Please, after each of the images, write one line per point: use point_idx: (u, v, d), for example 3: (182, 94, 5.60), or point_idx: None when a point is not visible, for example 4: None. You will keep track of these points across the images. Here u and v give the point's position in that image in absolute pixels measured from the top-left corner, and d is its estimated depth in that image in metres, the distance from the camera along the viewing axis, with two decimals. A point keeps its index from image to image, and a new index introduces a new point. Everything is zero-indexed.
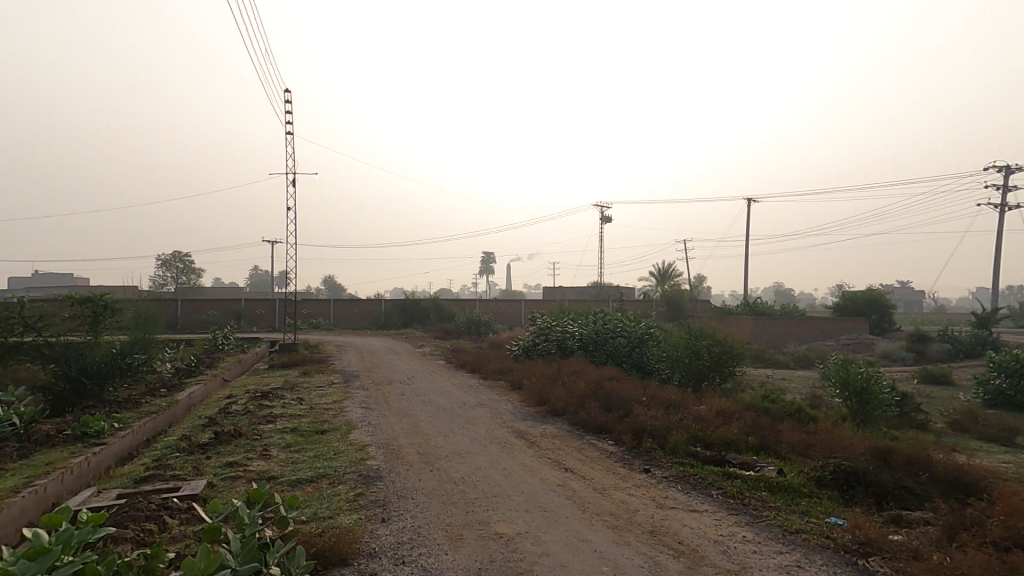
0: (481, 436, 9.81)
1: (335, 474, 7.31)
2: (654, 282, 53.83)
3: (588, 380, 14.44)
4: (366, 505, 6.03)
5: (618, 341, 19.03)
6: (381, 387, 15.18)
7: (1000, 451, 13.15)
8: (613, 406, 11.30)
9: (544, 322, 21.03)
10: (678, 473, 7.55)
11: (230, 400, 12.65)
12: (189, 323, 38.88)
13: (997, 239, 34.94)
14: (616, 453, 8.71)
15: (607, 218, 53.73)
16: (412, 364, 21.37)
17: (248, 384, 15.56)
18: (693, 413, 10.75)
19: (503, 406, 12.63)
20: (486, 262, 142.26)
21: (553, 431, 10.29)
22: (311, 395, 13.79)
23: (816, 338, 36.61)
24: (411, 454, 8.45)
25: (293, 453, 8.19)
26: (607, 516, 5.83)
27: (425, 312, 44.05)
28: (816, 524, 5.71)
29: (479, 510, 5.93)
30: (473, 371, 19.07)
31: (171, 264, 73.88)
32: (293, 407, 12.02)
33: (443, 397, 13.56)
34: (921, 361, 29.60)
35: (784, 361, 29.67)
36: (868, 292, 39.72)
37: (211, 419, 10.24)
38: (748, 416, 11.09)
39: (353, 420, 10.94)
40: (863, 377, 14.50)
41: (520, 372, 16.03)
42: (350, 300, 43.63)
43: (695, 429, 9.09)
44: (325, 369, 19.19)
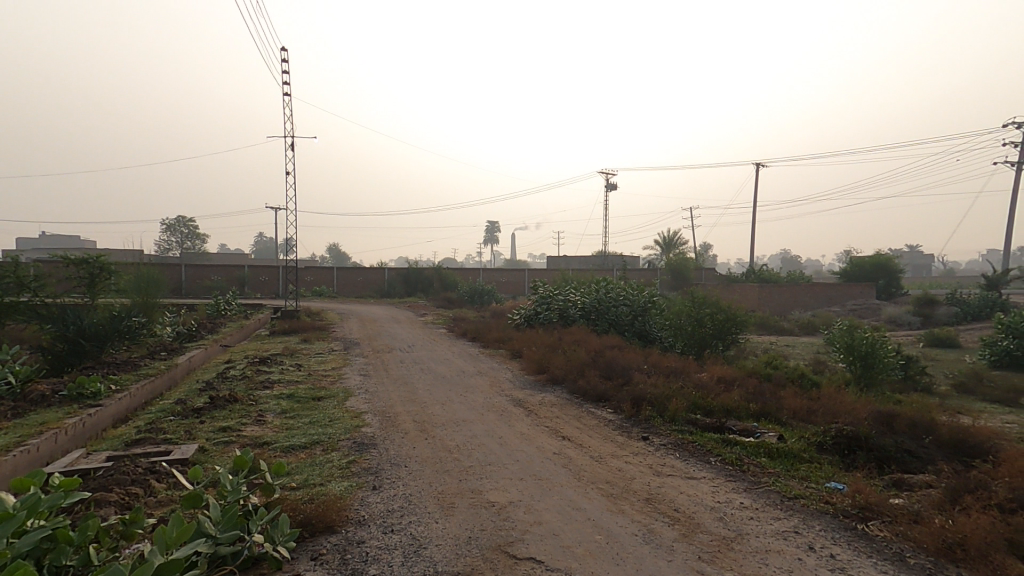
0: (479, 403, 9.74)
1: (328, 440, 7.24)
2: (659, 250, 53.37)
3: (589, 348, 14.30)
4: (357, 473, 5.94)
5: (621, 309, 18.85)
6: (380, 356, 15.10)
7: (1005, 412, 13.02)
8: (612, 375, 11.19)
9: (546, 290, 20.84)
10: (676, 441, 7.43)
11: (228, 365, 12.61)
12: (193, 289, 38.98)
13: (1010, 199, 34.24)
14: (614, 422, 8.60)
15: (612, 185, 52.94)
16: (413, 332, 21.33)
17: (248, 350, 15.54)
18: (694, 380, 10.63)
19: (503, 374, 12.56)
20: (490, 231, 141.28)
21: (552, 399, 10.23)
22: (310, 362, 13.75)
23: (821, 304, 36.35)
24: (408, 421, 8.37)
25: (289, 419, 8.13)
26: (602, 484, 5.72)
27: (429, 281, 43.96)
28: (816, 490, 5.59)
29: (473, 478, 5.85)
30: (474, 339, 19.01)
31: (176, 230, 73.83)
32: (291, 373, 11.98)
33: (442, 366, 13.49)
34: (928, 325, 29.35)
35: (788, 328, 29.50)
36: (875, 257, 39.18)
37: (209, 384, 10.20)
38: (750, 383, 10.95)
39: (351, 387, 10.88)
40: (867, 341, 14.31)
41: (521, 341, 15.94)
42: (353, 268, 43.48)
43: (695, 397, 8.97)
44: (326, 336, 19.18)
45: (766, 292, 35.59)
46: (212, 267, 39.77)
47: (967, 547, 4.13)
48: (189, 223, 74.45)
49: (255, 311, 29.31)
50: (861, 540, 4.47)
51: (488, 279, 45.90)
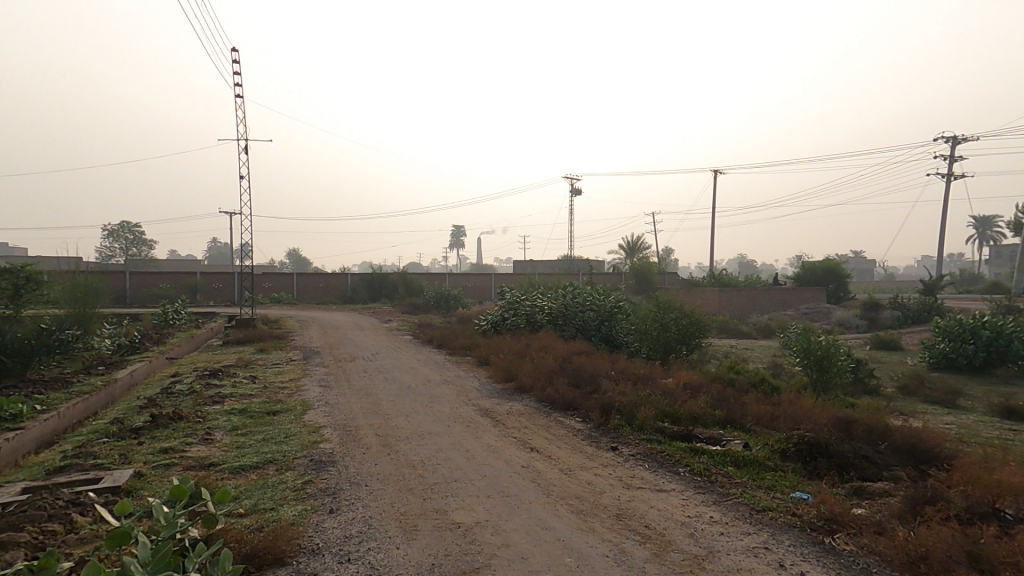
0: (444, 415, 9.44)
1: (283, 458, 6.81)
2: (623, 255, 54.16)
3: (556, 355, 14.18)
4: (313, 494, 5.57)
5: (588, 314, 18.86)
6: (342, 365, 14.56)
7: (946, 413, 13.64)
8: (580, 383, 11.08)
9: (513, 296, 20.65)
10: (645, 451, 7.35)
11: (174, 379, 11.86)
12: (139, 297, 36.94)
13: (945, 208, 36.32)
14: (582, 432, 8.47)
15: (577, 191, 53.48)
16: (377, 339, 20.75)
17: (198, 361, 14.72)
18: (660, 387, 10.64)
19: (469, 383, 12.27)
20: (456, 235, 140.47)
21: (520, 409, 10.03)
22: (266, 373, 13.11)
23: (777, 308, 37.63)
24: (370, 435, 7.99)
25: (239, 437, 7.62)
26: (572, 500, 5.54)
27: (393, 286, 43.12)
28: (783, 500, 5.57)
29: (437, 497, 5.56)
30: (440, 346, 18.64)
31: (121, 234, 69.92)
32: (244, 386, 11.35)
33: (406, 375, 13.09)
34: (874, 328, 30.75)
35: (747, 331, 30.35)
36: (825, 262, 40.88)
37: (152, 400, 9.51)
38: (715, 388, 11.05)
39: (309, 400, 10.38)
40: (822, 346, 14.74)
41: (487, 348, 15.70)
42: (314, 273, 42.20)
43: (663, 405, 8.95)
44: (284, 345, 18.42)
45: (726, 296, 36.59)
46: (161, 273, 37.83)
47: (931, 560, 4.14)
48: (134, 227, 70.86)
49: (208, 318, 27.99)
50: (829, 556, 4.44)
51: (454, 284, 45.43)
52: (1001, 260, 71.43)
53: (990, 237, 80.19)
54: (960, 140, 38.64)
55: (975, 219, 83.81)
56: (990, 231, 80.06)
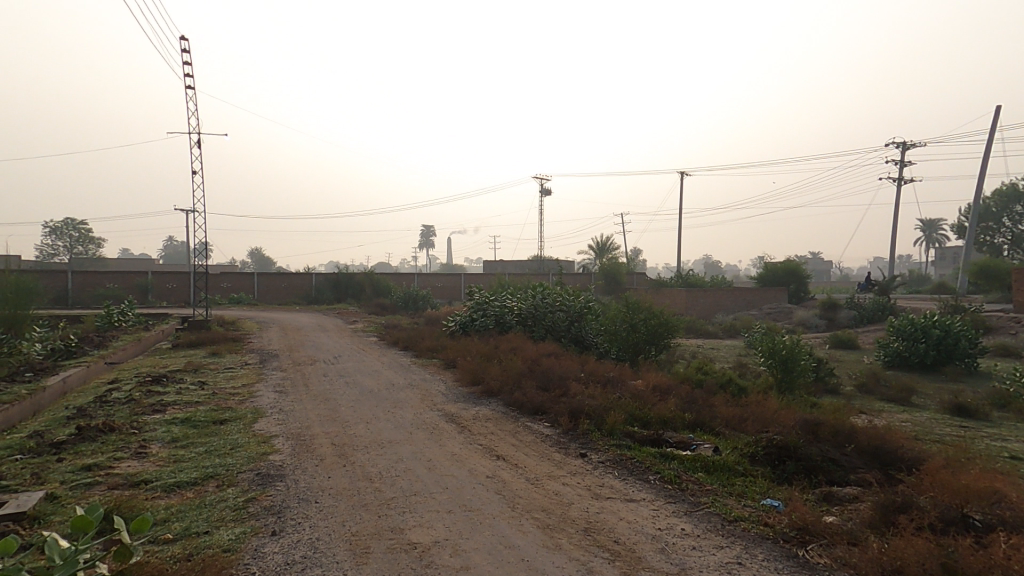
0: (407, 421, 8.99)
1: (225, 473, 6.27)
2: (593, 256, 54.48)
3: (524, 356, 13.88)
4: (255, 514, 5.07)
5: (557, 315, 18.63)
6: (301, 369, 13.87)
7: (902, 411, 13.98)
8: (549, 385, 10.80)
9: (481, 296, 20.23)
10: (614, 457, 7.12)
11: (112, 386, 11.03)
12: (83, 298, 34.80)
13: (895, 212, 37.91)
14: (551, 437, 8.19)
15: (546, 191, 53.49)
16: (340, 341, 20.01)
17: (141, 367, 13.78)
18: (630, 389, 10.47)
19: (434, 386, 11.83)
20: (425, 235, 138.95)
21: (486, 413, 9.68)
22: (217, 379, 12.36)
23: (741, 308, 38.43)
24: (325, 445, 7.49)
25: (178, 450, 7.04)
26: (538, 513, 5.22)
27: (359, 286, 42.07)
28: (754, 509, 5.40)
29: (394, 513, 5.14)
30: (406, 348, 18.08)
31: (66, 233, 66.02)
32: (191, 393, 10.62)
33: (368, 378, 12.55)
34: (831, 328, 31.69)
35: (712, 332, 30.83)
36: (786, 263, 41.99)
37: (82, 411, 8.76)
38: (684, 390, 10.96)
39: (261, 407, 9.77)
40: (785, 346, 14.91)
41: (454, 350, 15.26)
42: (276, 273, 40.74)
43: (632, 409, 8.75)
44: (240, 348, 17.53)
45: (692, 296, 37.11)
46: (108, 273, 35.78)
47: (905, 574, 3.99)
48: (80, 225, 67.07)
49: (159, 321, 26.55)
50: (804, 570, 4.25)
51: (423, 284, 44.68)
52: (947, 263, 75.26)
53: (936, 241, 84.50)
54: (909, 146, 40.38)
55: (923, 224, 88.28)
56: (936, 235, 84.32)
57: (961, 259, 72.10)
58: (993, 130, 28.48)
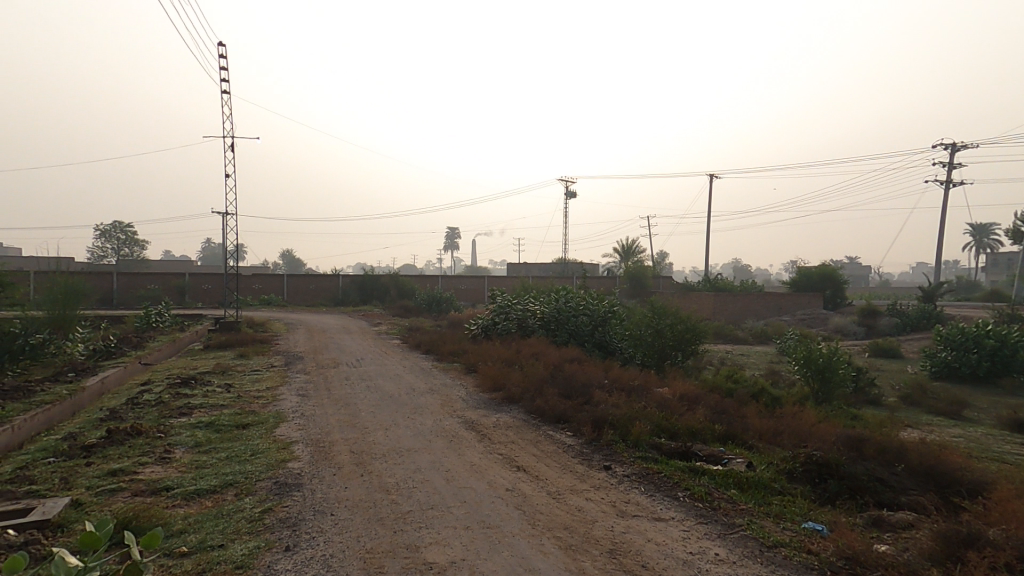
0: (427, 428, 8.85)
1: (244, 480, 6.23)
2: (619, 258, 53.76)
3: (548, 362, 13.63)
4: (271, 527, 4.98)
5: (581, 319, 18.30)
6: (324, 371, 13.93)
7: (951, 426, 13.19)
8: (572, 394, 10.53)
9: (504, 300, 20.03)
10: (641, 471, 6.82)
11: (143, 387, 11.24)
12: (126, 298, 36.13)
13: (941, 215, 36.21)
14: (574, 447, 7.94)
15: (572, 193, 53.13)
16: (364, 344, 20.09)
17: (173, 368, 14.06)
18: (656, 398, 10.12)
19: (456, 392, 11.69)
20: (450, 237, 139.87)
21: (507, 421, 9.48)
22: (243, 381, 12.50)
23: (773, 313, 37.27)
24: (344, 452, 7.40)
25: (201, 455, 7.05)
26: (560, 532, 4.99)
27: (385, 289, 42.46)
28: (793, 533, 5.05)
29: (410, 529, 4.98)
30: (428, 351, 18.03)
31: (112, 235, 68.71)
32: (217, 395, 10.73)
33: (390, 382, 12.49)
34: (871, 335, 30.40)
35: (743, 337, 29.96)
36: (822, 267, 40.56)
37: (113, 412, 8.92)
38: (714, 400, 10.56)
39: (284, 411, 9.78)
40: (822, 355, 14.26)
41: (476, 354, 15.11)
42: (305, 275, 41.45)
43: (659, 419, 8.42)
44: (267, 350, 17.78)
45: (721, 300, 36.16)
46: (147, 275, 36.98)
47: None
48: (124, 228, 69.77)
49: (192, 321, 27.25)
50: None
51: (448, 287, 44.81)
52: (996, 268, 71.53)
53: (985, 244, 80.52)
54: (957, 146, 38.54)
55: (969, 226, 84.43)
56: (984, 239, 80.36)
57: (1015, 265, 68.59)
58: None
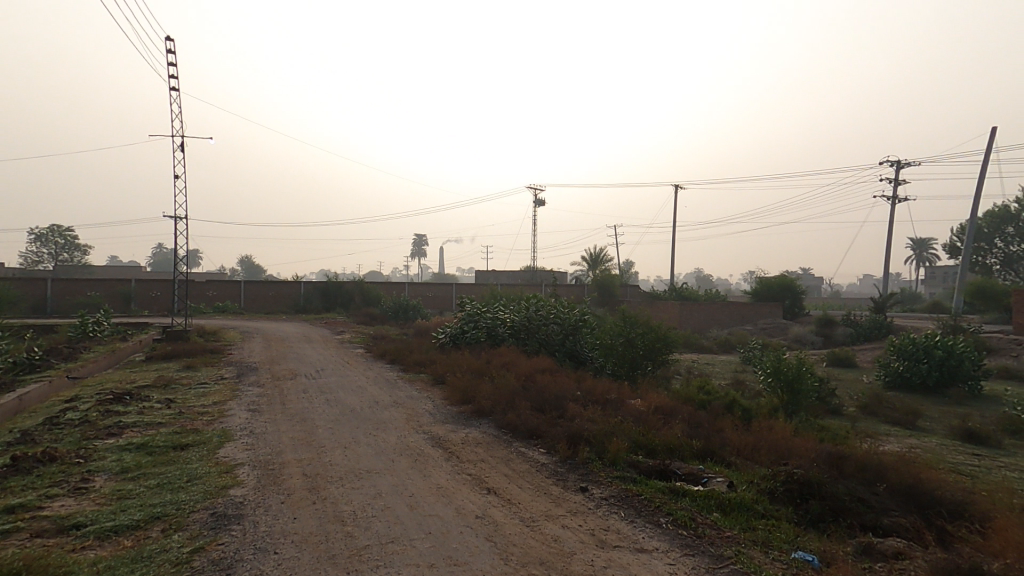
0: (390, 446, 8.20)
1: (174, 512, 5.45)
2: (586, 267, 53.95)
3: (517, 373, 13.14)
4: (200, 572, 4.29)
5: (551, 328, 17.89)
6: (279, 384, 13.01)
7: (909, 436, 13.39)
8: (544, 407, 10.05)
9: (473, 307, 19.42)
10: (619, 492, 6.38)
11: (69, 404, 10.16)
12: (63, 306, 33.62)
13: (890, 229, 37.81)
14: (547, 466, 7.45)
15: (539, 202, 53.08)
16: (324, 354, 19.12)
17: (107, 383, 12.85)
18: (631, 411, 9.77)
19: (421, 405, 11.03)
20: (418, 244, 138.05)
21: (476, 437, 8.92)
22: (186, 395, 11.50)
23: (735, 323, 37.94)
24: (295, 475, 6.69)
25: (127, 483, 6.21)
26: (535, 569, 4.48)
27: (348, 296, 41.13)
28: (784, 564, 4.69)
29: (365, 569, 4.37)
30: (392, 361, 17.24)
31: (51, 239, 64.46)
32: (154, 412, 9.75)
33: (351, 395, 11.73)
34: (827, 345, 31.24)
35: (708, 346, 30.28)
36: (781, 278, 41.60)
37: (28, 436, 7.90)
38: (690, 412, 10.30)
39: (230, 428, 8.94)
40: (788, 365, 14.29)
41: (443, 364, 14.47)
42: (263, 282, 39.74)
43: (636, 435, 8.05)
44: (217, 361, 16.65)
45: (685, 310, 36.56)
46: (89, 281, 34.62)
47: None
48: (66, 231, 65.51)
49: (137, 330, 25.53)
50: None
51: (414, 294, 43.82)
52: (936, 280, 75.94)
53: (926, 258, 85.21)
54: (903, 164, 40.43)
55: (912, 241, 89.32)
56: (926, 252, 84.83)
57: (950, 278, 73.32)
58: (988, 150, 28.40)
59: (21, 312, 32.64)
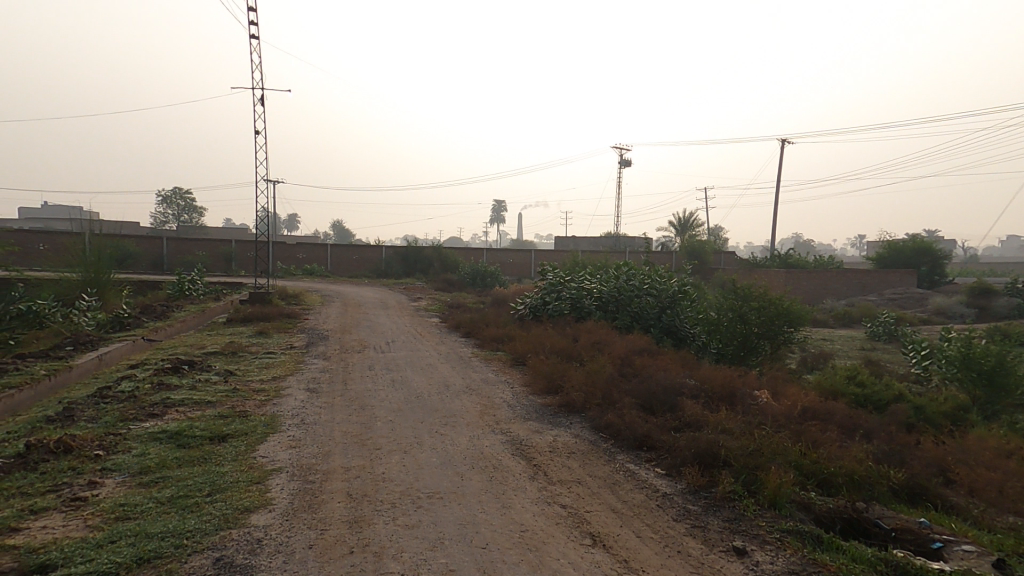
0: (459, 452, 6.48)
1: (170, 553, 4.01)
2: (675, 232, 49.66)
3: (611, 355, 10.98)
4: None
5: (646, 300, 15.40)
6: (345, 357, 11.86)
7: None
8: (654, 407, 7.85)
9: (555, 276, 17.32)
10: (804, 567, 4.12)
11: (127, 373, 9.52)
12: (174, 264, 35.85)
13: None
14: (674, 500, 5.32)
15: (626, 162, 49.26)
16: (398, 322, 18.08)
17: (178, 347, 12.39)
18: (774, 415, 7.31)
19: (498, 393, 9.26)
20: (497, 210, 137.39)
21: (568, 443, 6.98)
22: (249, 366, 10.61)
23: (856, 293, 32.79)
24: (338, 495, 5.13)
25: (133, 495, 4.93)
26: None
27: (428, 261, 40.53)
28: None
29: None
30: (467, 334, 15.72)
31: (174, 202, 70.54)
32: (207, 387, 8.75)
33: (420, 376, 10.24)
34: (984, 318, 25.76)
35: (824, 319, 26.09)
36: (916, 241, 35.38)
37: (65, 414, 7.06)
38: (856, 418, 7.65)
39: (280, 413, 7.69)
40: (978, 350, 10.82)
41: (524, 342, 12.63)
42: (347, 245, 40.18)
43: (803, 459, 5.66)
44: (291, 326, 16.07)
45: (795, 277, 31.96)
46: (196, 240, 36.59)
47: None
48: (185, 193, 71.37)
49: (229, 290, 26.23)
50: None
51: (492, 260, 42.55)
52: None
53: None
54: None
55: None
56: None
57: None
58: None
59: (141, 268, 35.19)
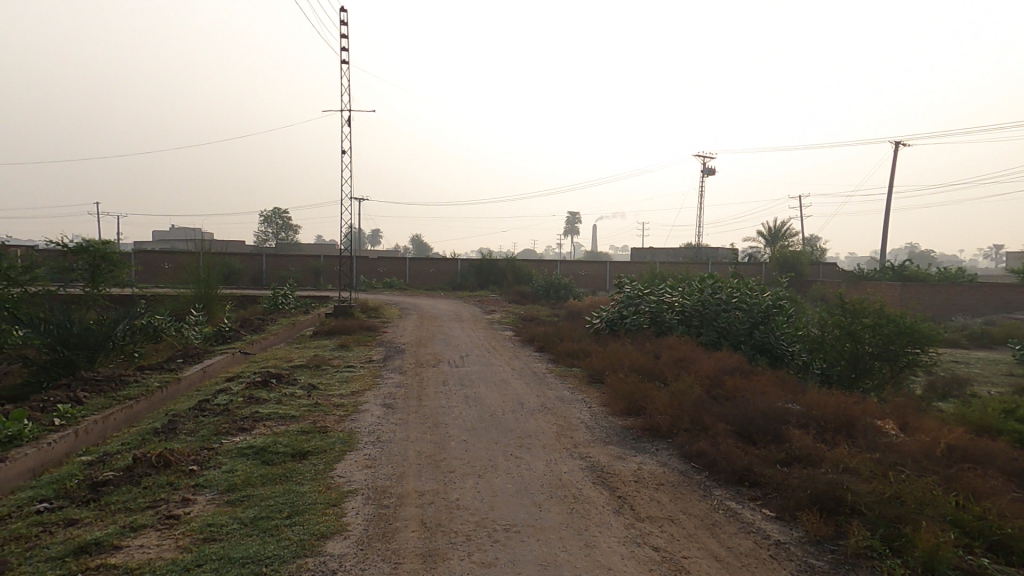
0: (537, 478, 6.11)
1: None
2: (766, 241, 46.34)
3: (698, 374, 10.13)
4: None
5: (735, 314, 14.23)
6: (421, 371, 11.93)
7: None
8: (754, 436, 7.02)
9: (633, 289, 16.55)
10: None
11: (224, 386, 10.12)
12: (271, 279, 38.75)
13: None
14: (789, 552, 4.59)
15: (709, 170, 46.90)
16: (473, 335, 18.10)
17: (269, 359, 13.10)
18: (904, 452, 6.26)
19: (577, 414, 8.79)
20: (570, 222, 136.49)
21: (655, 473, 6.38)
22: (331, 380, 10.92)
23: (994, 311, 28.60)
24: (413, 523, 4.93)
25: (220, 514, 5.04)
26: None
27: (502, 274, 40.74)
28: None
29: None
30: (542, 348, 15.36)
31: (273, 221, 76.86)
32: (292, 402, 9.05)
33: (494, 392, 10.00)
34: None
35: (953, 339, 22.85)
36: None
37: (168, 427, 7.53)
38: (1014, 461, 6.38)
39: (358, 430, 7.74)
40: None
41: (602, 358, 12.04)
42: (426, 260, 41.38)
43: (954, 512, 4.70)
44: (371, 339, 16.55)
45: (913, 290, 28.43)
46: (289, 257, 39.35)
47: None
48: (282, 214, 77.49)
49: (317, 303, 27.81)
50: None
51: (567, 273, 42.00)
52: None
53: None
54: None
55: None
56: None
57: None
58: None
59: (244, 282, 38.39)
